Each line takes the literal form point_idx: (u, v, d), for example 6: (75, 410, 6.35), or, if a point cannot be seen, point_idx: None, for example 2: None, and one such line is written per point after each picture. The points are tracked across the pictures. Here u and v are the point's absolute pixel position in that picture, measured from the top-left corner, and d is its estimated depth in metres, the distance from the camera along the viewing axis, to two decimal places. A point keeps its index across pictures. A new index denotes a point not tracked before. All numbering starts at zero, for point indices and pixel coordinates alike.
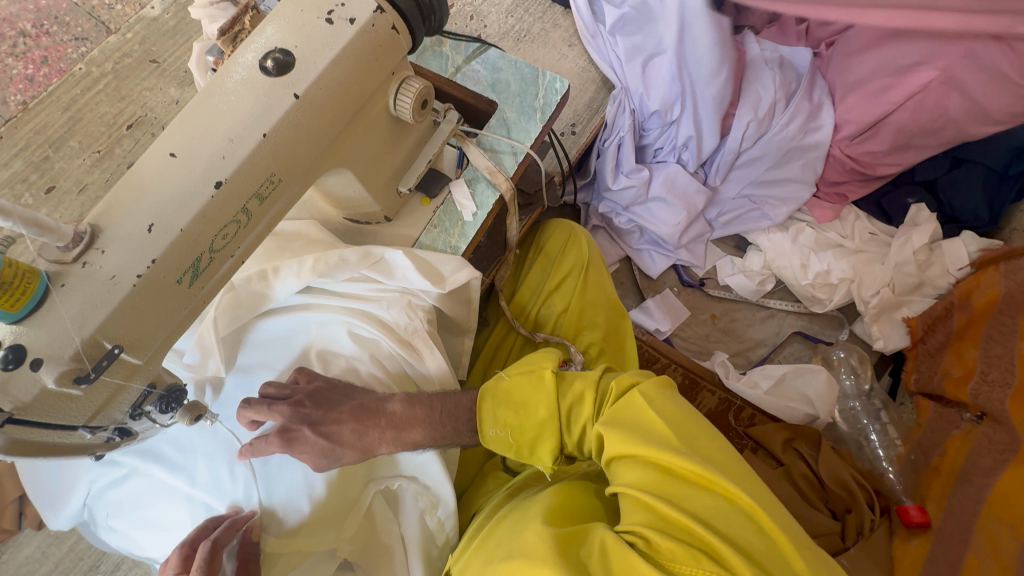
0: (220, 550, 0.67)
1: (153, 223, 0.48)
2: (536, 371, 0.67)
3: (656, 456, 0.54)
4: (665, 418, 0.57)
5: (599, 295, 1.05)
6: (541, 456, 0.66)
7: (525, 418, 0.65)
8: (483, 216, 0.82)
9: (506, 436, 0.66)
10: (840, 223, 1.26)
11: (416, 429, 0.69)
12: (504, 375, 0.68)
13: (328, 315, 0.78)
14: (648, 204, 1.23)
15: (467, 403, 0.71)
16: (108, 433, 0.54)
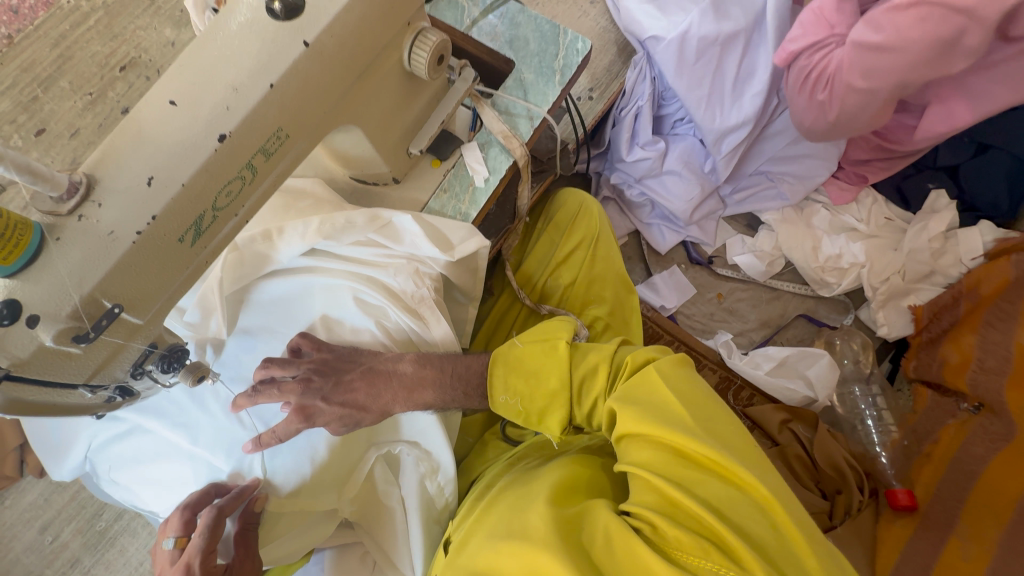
0: (224, 518, 0.67)
1: (153, 176, 0.46)
2: (551, 341, 0.66)
3: (669, 437, 0.53)
4: (680, 398, 0.57)
5: (608, 268, 1.03)
6: (550, 427, 0.66)
7: (536, 387, 0.65)
8: (495, 182, 0.79)
9: (517, 404, 0.66)
10: (857, 206, 1.23)
11: (429, 391, 0.69)
12: (518, 343, 0.68)
13: (334, 279, 0.75)
14: (662, 177, 1.20)
15: (478, 367, 0.71)
16: (105, 395, 0.52)
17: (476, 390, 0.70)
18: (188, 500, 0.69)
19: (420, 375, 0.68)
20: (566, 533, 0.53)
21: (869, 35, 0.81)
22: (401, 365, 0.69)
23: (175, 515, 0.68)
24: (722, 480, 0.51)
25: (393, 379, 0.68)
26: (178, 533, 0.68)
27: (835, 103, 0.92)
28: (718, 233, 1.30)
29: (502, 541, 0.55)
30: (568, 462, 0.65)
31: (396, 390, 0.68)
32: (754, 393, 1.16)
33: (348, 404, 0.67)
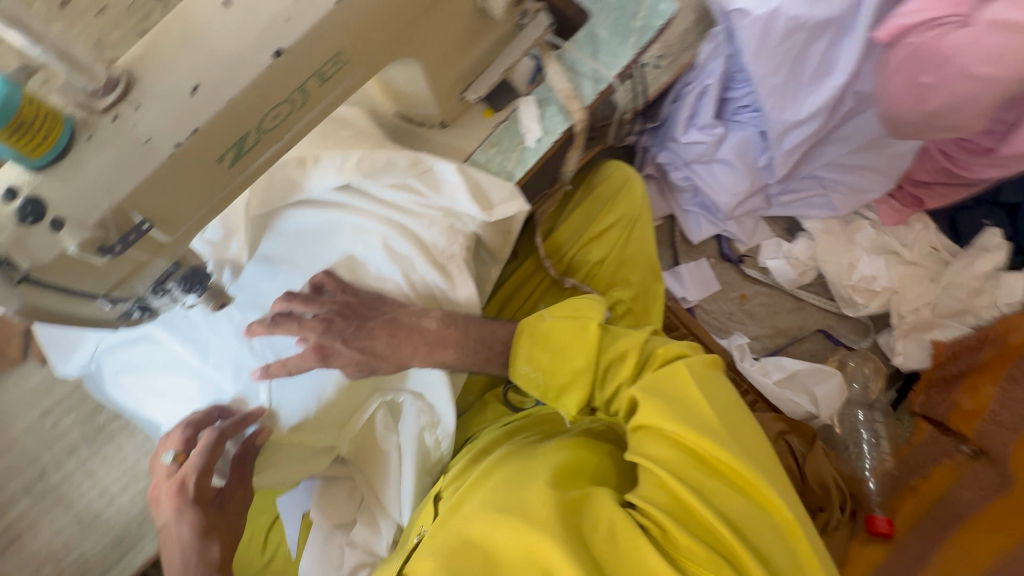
0: (224, 441, 0.67)
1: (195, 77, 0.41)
2: (581, 318, 0.65)
3: (688, 436, 0.53)
4: (704, 397, 0.56)
5: (640, 252, 1.00)
6: (564, 404, 0.65)
7: (558, 364, 0.64)
8: (547, 144, 0.73)
9: (534, 377, 0.66)
10: (905, 230, 1.18)
11: (451, 352, 0.67)
12: (547, 315, 0.66)
13: (365, 221, 0.72)
14: (711, 164, 1.13)
15: (503, 335, 0.70)
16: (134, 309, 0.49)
17: (496, 359, 0.69)
18: (188, 418, 0.69)
19: (444, 334, 0.67)
20: (569, 517, 0.53)
21: (1011, 11, 0.70)
22: (426, 322, 0.67)
23: (174, 430, 0.69)
24: (738, 492, 0.51)
25: (416, 334, 0.67)
26: (175, 449, 0.68)
27: (942, 89, 0.79)
28: (755, 232, 1.25)
29: (502, 510, 0.55)
30: (576, 445, 0.64)
31: (419, 346, 0.67)
32: (757, 399, 1.16)
33: (371, 353, 0.67)
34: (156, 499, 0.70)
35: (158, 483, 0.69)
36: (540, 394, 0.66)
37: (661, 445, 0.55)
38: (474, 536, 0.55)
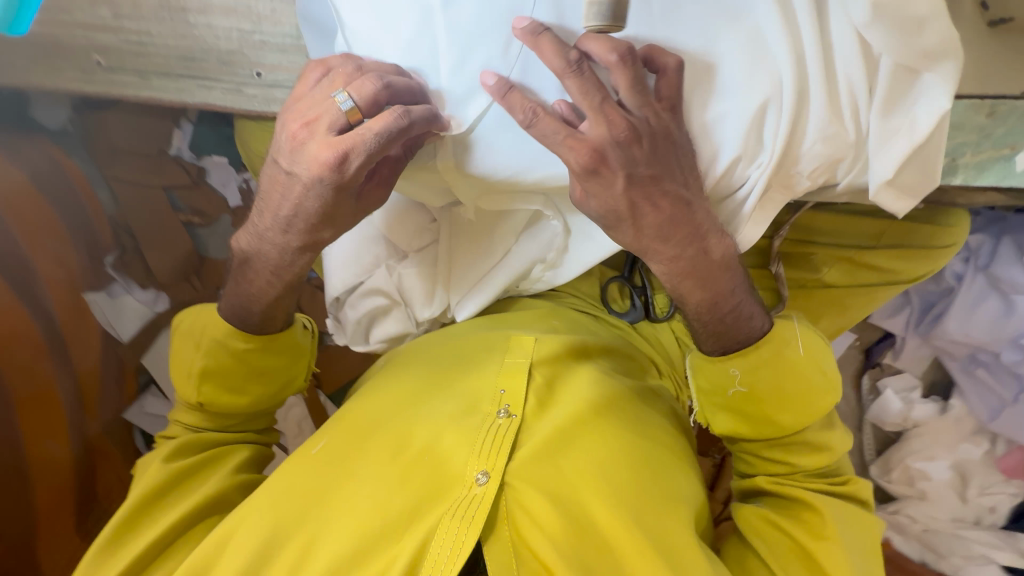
0: (404, 134, 0.53)
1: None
2: (827, 389, 0.59)
3: (818, 555, 0.59)
4: (854, 537, 0.60)
5: (846, 306, 0.85)
6: (717, 421, 0.63)
7: (767, 402, 0.59)
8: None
9: (731, 386, 0.60)
10: (998, 480, 1.10)
11: (699, 293, 0.56)
12: (801, 348, 0.59)
13: (775, 57, 0.47)
14: (996, 295, 0.92)
15: (729, 309, 0.58)
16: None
17: (711, 328, 0.59)
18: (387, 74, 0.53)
19: (713, 270, 0.55)
20: (696, 551, 0.62)
21: None
22: (715, 245, 0.54)
23: (364, 78, 0.53)
24: None
25: (698, 253, 0.54)
26: (356, 101, 0.53)
27: None
28: (913, 363, 1.13)
29: (622, 514, 0.62)
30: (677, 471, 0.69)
31: (679, 259, 0.54)
32: None
33: (632, 214, 0.51)
34: (291, 132, 0.56)
35: (310, 122, 0.55)
36: (712, 393, 0.62)
37: (782, 534, 0.62)
38: (586, 511, 0.63)
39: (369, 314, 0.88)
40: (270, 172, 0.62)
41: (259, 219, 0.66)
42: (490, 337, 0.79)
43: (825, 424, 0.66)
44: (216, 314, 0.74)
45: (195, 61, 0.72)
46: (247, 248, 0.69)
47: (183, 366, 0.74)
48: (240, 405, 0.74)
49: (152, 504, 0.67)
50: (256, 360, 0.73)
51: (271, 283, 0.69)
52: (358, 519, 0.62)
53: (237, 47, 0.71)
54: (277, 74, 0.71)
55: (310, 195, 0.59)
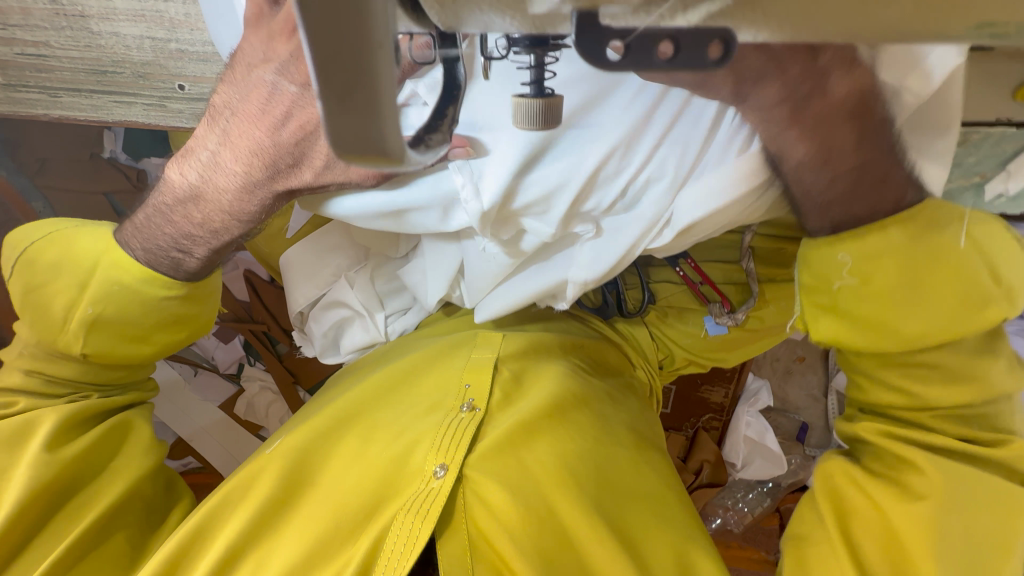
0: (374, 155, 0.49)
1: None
2: (983, 302, 0.51)
3: (897, 515, 0.55)
4: (975, 518, 0.53)
5: None
6: (819, 326, 0.57)
7: (886, 301, 0.52)
8: (1001, 207, 0.51)
9: (837, 278, 0.53)
10: None
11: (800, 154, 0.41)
12: (962, 239, 0.49)
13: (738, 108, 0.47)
14: None
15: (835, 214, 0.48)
16: (514, 122, 0.29)
17: (825, 199, 0.48)
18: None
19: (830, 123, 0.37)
20: (656, 530, 0.65)
21: None
22: (835, 85, 0.33)
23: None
24: None
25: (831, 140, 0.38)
26: None
27: None
28: None
29: (581, 502, 0.63)
30: (635, 454, 0.72)
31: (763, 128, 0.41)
32: (717, 428, 1.20)
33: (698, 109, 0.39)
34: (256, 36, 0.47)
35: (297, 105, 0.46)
36: (814, 290, 0.55)
37: (867, 501, 0.58)
38: (546, 500, 0.63)
39: (336, 326, 0.86)
40: (244, 84, 0.51)
41: (213, 141, 0.56)
42: (459, 335, 0.79)
43: (986, 347, 0.56)
44: (125, 252, 0.65)
45: (107, 75, 0.64)
46: (196, 182, 0.59)
47: (58, 311, 0.66)
48: (141, 355, 0.71)
49: (62, 486, 0.64)
50: (174, 311, 0.69)
51: (202, 234, 0.62)
52: (314, 523, 0.63)
53: (152, 58, 0.62)
54: (203, 87, 0.64)
55: (291, 128, 0.51)
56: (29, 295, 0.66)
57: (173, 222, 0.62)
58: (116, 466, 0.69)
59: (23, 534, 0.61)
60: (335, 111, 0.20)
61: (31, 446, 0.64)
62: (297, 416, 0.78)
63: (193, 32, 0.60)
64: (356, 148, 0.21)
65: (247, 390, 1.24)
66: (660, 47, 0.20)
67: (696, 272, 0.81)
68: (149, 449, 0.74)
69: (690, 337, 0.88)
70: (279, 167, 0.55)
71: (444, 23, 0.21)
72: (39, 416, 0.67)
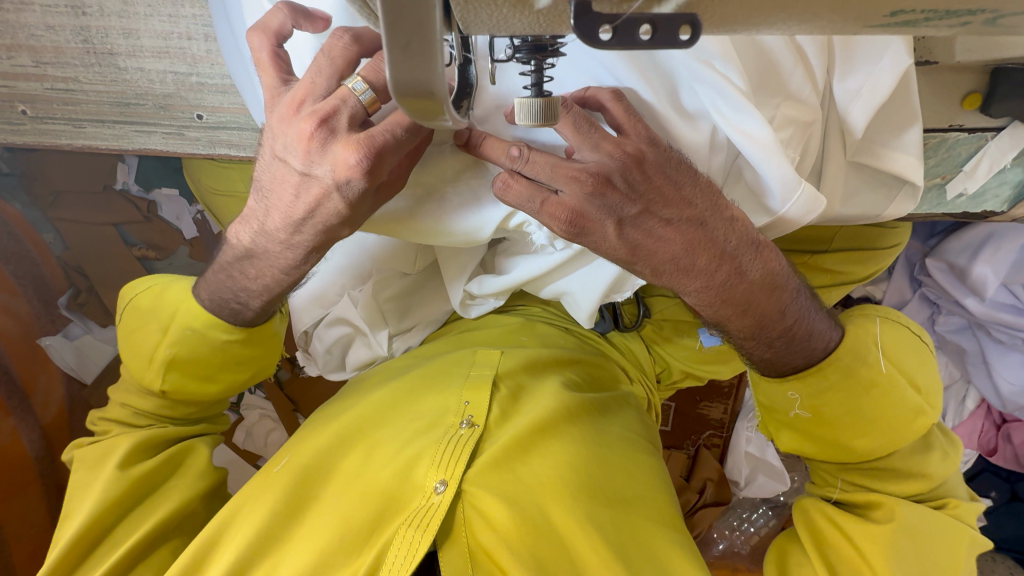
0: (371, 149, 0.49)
1: (920, 4, 0.20)
2: (917, 409, 0.62)
3: (866, 545, 0.62)
4: (926, 541, 0.61)
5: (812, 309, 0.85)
6: (782, 438, 0.67)
7: (834, 427, 0.62)
8: (962, 204, 0.56)
9: (792, 410, 0.64)
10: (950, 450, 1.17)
11: (744, 322, 0.58)
12: (882, 363, 0.61)
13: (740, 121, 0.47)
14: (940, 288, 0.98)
15: (789, 317, 0.58)
16: (517, 121, 0.32)
17: (771, 355, 0.61)
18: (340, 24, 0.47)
19: (755, 294, 0.56)
20: (655, 540, 0.66)
21: None
22: (750, 265, 0.54)
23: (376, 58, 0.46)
24: None
25: (733, 276, 0.54)
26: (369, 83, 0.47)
27: None
28: None
29: (577, 512, 0.64)
30: (631, 467, 0.73)
31: (709, 290, 0.55)
32: (717, 445, 1.25)
33: (638, 254, 0.53)
34: (301, 133, 0.49)
35: (323, 115, 0.48)
36: (773, 411, 0.66)
37: (839, 532, 0.65)
38: (543, 513, 0.64)
39: (339, 343, 0.88)
40: (269, 166, 0.54)
41: (260, 213, 0.57)
42: (457, 353, 0.80)
43: (921, 448, 0.66)
44: (194, 301, 0.66)
45: (130, 107, 0.69)
46: (250, 242, 0.60)
47: (145, 347, 0.68)
48: (209, 393, 0.71)
49: (125, 507, 0.65)
50: (235, 353, 0.68)
51: (281, 280, 0.61)
52: (320, 536, 0.62)
53: (174, 90, 0.67)
54: (220, 116, 0.68)
55: (336, 199, 0.52)
56: (128, 338, 0.69)
57: (234, 277, 0.62)
58: (173, 486, 0.69)
59: (85, 548, 0.62)
60: (398, 60, 0.21)
61: (106, 465, 0.67)
62: (301, 431, 0.79)
63: (213, 67, 0.65)
64: (410, 90, 0.23)
65: (247, 418, 1.24)
66: (641, 29, 0.21)
67: None
68: (209, 470, 0.73)
69: (685, 350, 0.91)
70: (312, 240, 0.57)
71: (462, 21, 0.23)
72: (114, 443, 0.69)
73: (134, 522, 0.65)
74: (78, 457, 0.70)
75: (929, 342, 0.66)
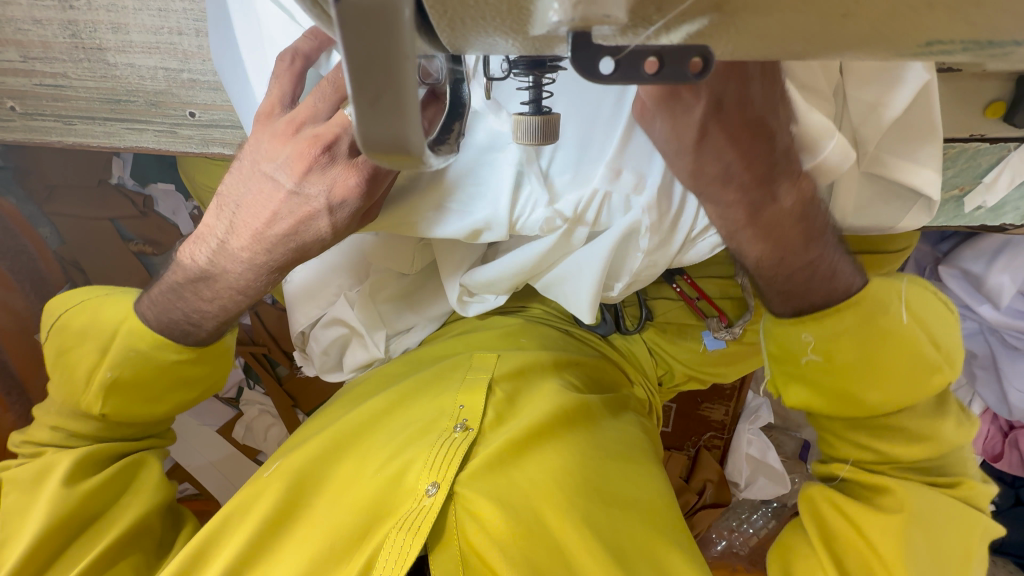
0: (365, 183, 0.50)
1: (961, 34, 0.18)
2: (938, 368, 0.59)
3: (872, 531, 0.61)
4: (935, 522, 0.60)
5: None
6: (791, 393, 0.63)
7: (849, 377, 0.59)
8: (980, 217, 0.54)
9: (804, 354, 0.59)
10: None
11: (760, 245, 0.51)
12: (904, 316, 0.58)
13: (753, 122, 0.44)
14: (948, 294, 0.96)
15: (815, 248, 0.52)
16: (514, 138, 0.31)
17: (785, 289, 0.56)
18: None
19: (783, 222, 0.49)
20: (654, 546, 0.65)
21: None
22: (786, 192, 0.47)
23: None
24: None
25: (763, 202, 0.48)
26: None
27: None
28: None
29: (572, 515, 0.63)
30: (628, 468, 0.72)
31: (733, 208, 0.48)
32: (718, 446, 1.22)
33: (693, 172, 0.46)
34: (297, 152, 0.49)
35: (326, 143, 0.49)
36: (784, 360, 0.61)
37: (847, 522, 0.63)
38: (538, 516, 0.63)
39: (336, 344, 0.87)
40: (248, 179, 0.53)
41: (221, 230, 0.56)
42: (452, 359, 0.79)
43: (933, 411, 0.64)
44: (139, 322, 0.64)
45: (121, 104, 0.67)
46: (206, 265, 0.58)
47: (81, 368, 0.65)
48: (156, 413, 0.69)
49: (76, 525, 0.64)
50: (184, 371, 0.66)
51: (237, 302, 0.59)
52: (311, 543, 0.62)
53: (165, 87, 0.65)
54: (213, 114, 0.66)
55: (324, 221, 0.51)
56: (59, 357, 0.66)
57: (184, 299, 0.61)
58: (127, 502, 0.68)
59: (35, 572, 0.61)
60: (367, 111, 0.19)
61: (48, 484, 0.65)
62: (294, 437, 0.78)
63: (205, 63, 0.63)
64: (380, 146, 0.21)
65: (246, 413, 1.23)
66: (647, 62, 0.20)
67: (693, 288, 0.83)
68: (163, 484, 0.72)
69: (688, 352, 0.89)
70: (304, 254, 0.55)
71: (451, 45, 0.21)
72: (55, 459, 0.68)
73: (96, 536, 0.64)
74: (8, 480, 0.67)
75: (954, 309, 0.63)
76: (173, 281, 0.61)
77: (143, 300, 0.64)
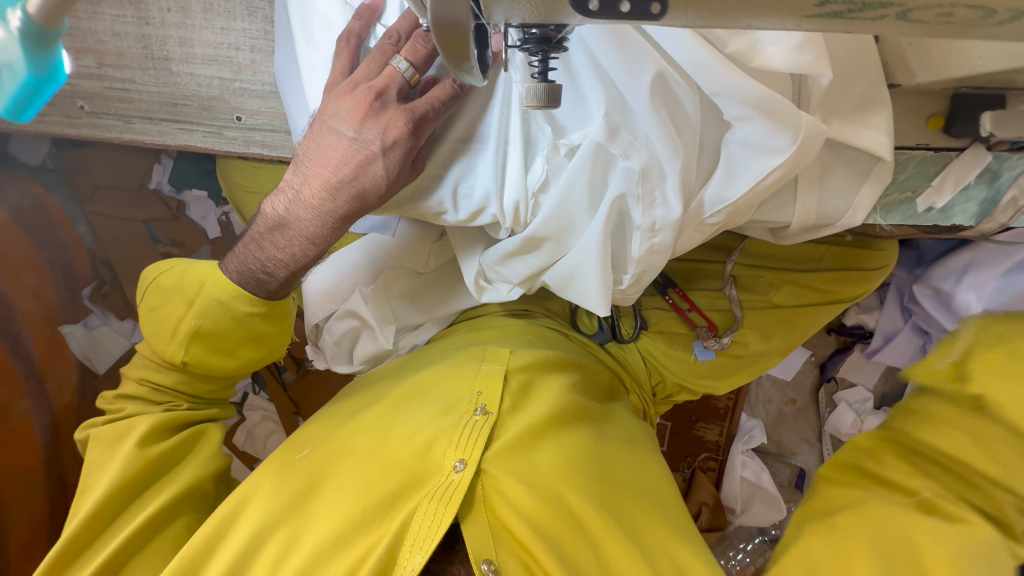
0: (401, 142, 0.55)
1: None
2: None
3: None
4: None
5: (806, 326, 0.91)
6: None
7: None
8: (932, 218, 0.59)
9: None
10: None
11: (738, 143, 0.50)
12: None
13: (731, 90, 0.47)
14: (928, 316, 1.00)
15: None
16: (525, 103, 0.38)
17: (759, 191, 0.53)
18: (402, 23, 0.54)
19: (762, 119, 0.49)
20: (670, 532, 0.67)
21: None
22: None
23: (415, 38, 0.53)
24: None
25: None
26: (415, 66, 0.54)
27: None
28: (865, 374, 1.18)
29: (590, 497, 0.66)
30: (637, 459, 0.75)
31: None
32: (713, 468, 1.23)
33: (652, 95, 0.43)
34: (356, 103, 0.55)
35: (380, 92, 0.54)
36: None
37: None
38: (560, 495, 0.66)
39: (348, 336, 0.92)
40: (318, 135, 0.58)
41: (297, 181, 0.61)
42: (469, 349, 0.82)
43: None
44: (224, 274, 0.69)
45: (177, 106, 0.76)
46: (284, 213, 0.63)
47: (167, 324, 0.70)
48: (227, 369, 0.73)
49: (146, 479, 0.68)
50: (254, 328, 0.71)
51: (308, 250, 0.63)
52: (343, 509, 0.65)
53: (218, 94, 0.75)
54: (257, 118, 0.75)
55: (380, 165, 0.56)
56: (150, 313, 0.71)
57: (263, 248, 0.65)
58: (187, 463, 0.72)
59: (104, 522, 0.64)
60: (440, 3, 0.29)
61: (126, 441, 0.69)
62: (310, 422, 0.82)
63: (255, 74, 0.73)
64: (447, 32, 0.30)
65: (249, 419, 1.26)
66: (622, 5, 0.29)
67: (684, 300, 0.88)
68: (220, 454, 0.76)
69: (680, 361, 0.92)
70: (364, 205, 0.60)
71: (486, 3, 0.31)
72: (135, 421, 0.72)
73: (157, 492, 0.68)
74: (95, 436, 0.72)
75: None
76: (263, 228, 0.65)
77: (229, 262, 0.69)
